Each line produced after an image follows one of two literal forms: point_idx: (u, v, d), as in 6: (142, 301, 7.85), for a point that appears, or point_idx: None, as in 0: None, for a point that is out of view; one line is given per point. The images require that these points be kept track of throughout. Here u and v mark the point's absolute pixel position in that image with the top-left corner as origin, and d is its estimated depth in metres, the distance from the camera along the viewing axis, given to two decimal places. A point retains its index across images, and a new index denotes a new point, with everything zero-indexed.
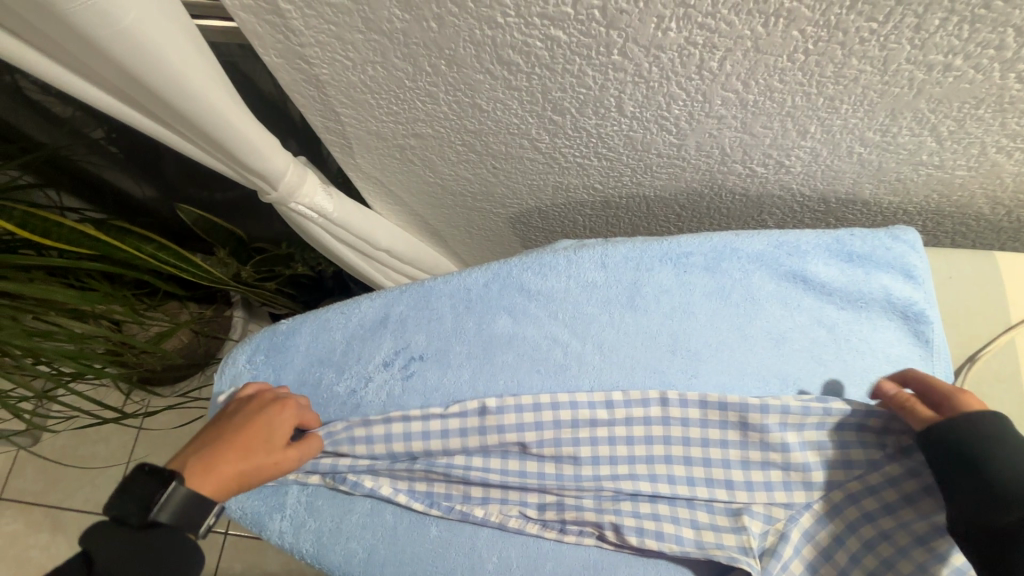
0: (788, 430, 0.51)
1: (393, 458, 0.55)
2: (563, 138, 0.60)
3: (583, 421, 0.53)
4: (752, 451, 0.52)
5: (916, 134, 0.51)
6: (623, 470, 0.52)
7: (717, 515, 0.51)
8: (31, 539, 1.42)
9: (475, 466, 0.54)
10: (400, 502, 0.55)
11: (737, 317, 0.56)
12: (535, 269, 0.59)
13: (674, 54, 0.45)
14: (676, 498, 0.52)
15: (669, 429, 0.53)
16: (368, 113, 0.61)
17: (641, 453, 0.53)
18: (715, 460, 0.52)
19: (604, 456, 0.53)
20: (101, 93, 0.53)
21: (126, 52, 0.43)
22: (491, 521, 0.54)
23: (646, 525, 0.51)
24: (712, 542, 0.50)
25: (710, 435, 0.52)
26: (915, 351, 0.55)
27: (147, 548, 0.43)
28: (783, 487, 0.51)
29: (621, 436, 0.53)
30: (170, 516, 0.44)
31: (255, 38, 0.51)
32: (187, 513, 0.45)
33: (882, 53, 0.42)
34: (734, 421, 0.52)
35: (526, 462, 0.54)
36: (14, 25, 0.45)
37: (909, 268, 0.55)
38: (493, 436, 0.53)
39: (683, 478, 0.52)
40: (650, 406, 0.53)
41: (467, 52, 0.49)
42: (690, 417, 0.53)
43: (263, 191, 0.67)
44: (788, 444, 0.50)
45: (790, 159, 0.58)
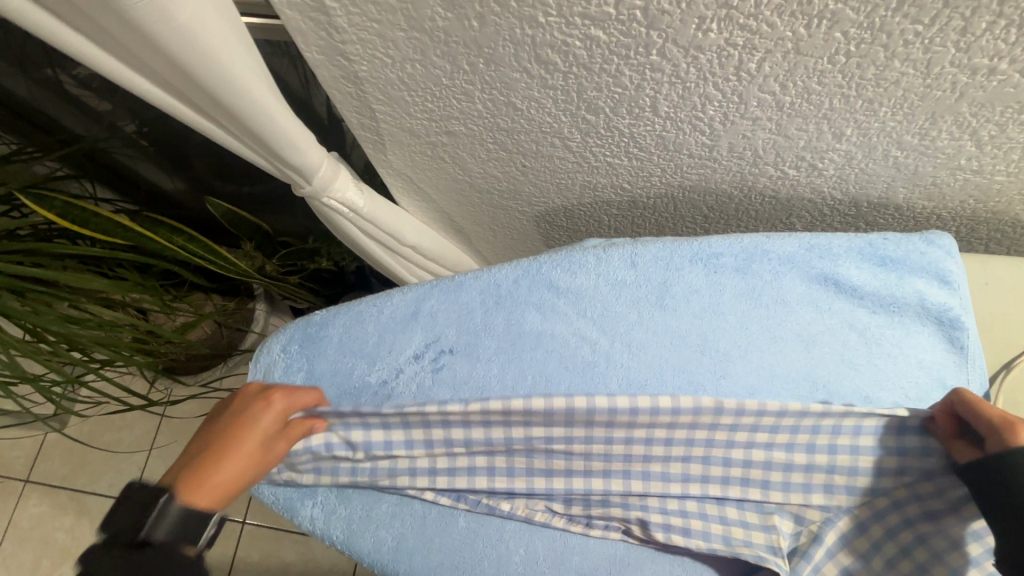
0: (841, 434, 0.50)
1: (414, 474, 0.56)
2: (595, 138, 0.61)
3: (620, 423, 0.51)
4: (797, 453, 0.51)
5: (956, 138, 0.51)
6: (656, 471, 0.53)
7: (747, 512, 0.52)
8: (58, 522, 1.47)
9: (499, 473, 0.55)
10: (428, 498, 0.56)
11: (768, 318, 0.56)
12: (565, 265, 0.59)
13: (713, 55, 0.46)
14: (706, 496, 0.53)
15: (714, 432, 0.51)
16: (403, 110, 0.62)
17: (679, 451, 0.52)
18: (755, 459, 0.52)
19: (637, 457, 0.53)
20: (150, 87, 0.54)
21: (180, 47, 0.44)
22: (517, 514, 0.54)
23: (673, 521, 0.52)
24: (740, 539, 0.51)
25: (759, 436, 0.51)
26: (948, 357, 0.55)
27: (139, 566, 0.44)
28: (823, 489, 0.51)
29: (660, 438, 0.52)
30: (164, 533, 0.46)
31: (298, 35, 0.52)
32: (181, 528, 0.47)
33: (925, 56, 0.42)
34: (794, 424, 0.50)
35: (552, 459, 0.54)
36: (75, 20, 0.46)
37: (944, 274, 0.55)
38: (518, 429, 0.53)
39: (719, 478, 0.53)
40: (703, 412, 0.49)
41: (506, 51, 0.49)
42: (742, 424, 0.50)
43: (296, 185, 0.69)
44: (837, 447, 0.50)
45: (823, 162, 0.58)
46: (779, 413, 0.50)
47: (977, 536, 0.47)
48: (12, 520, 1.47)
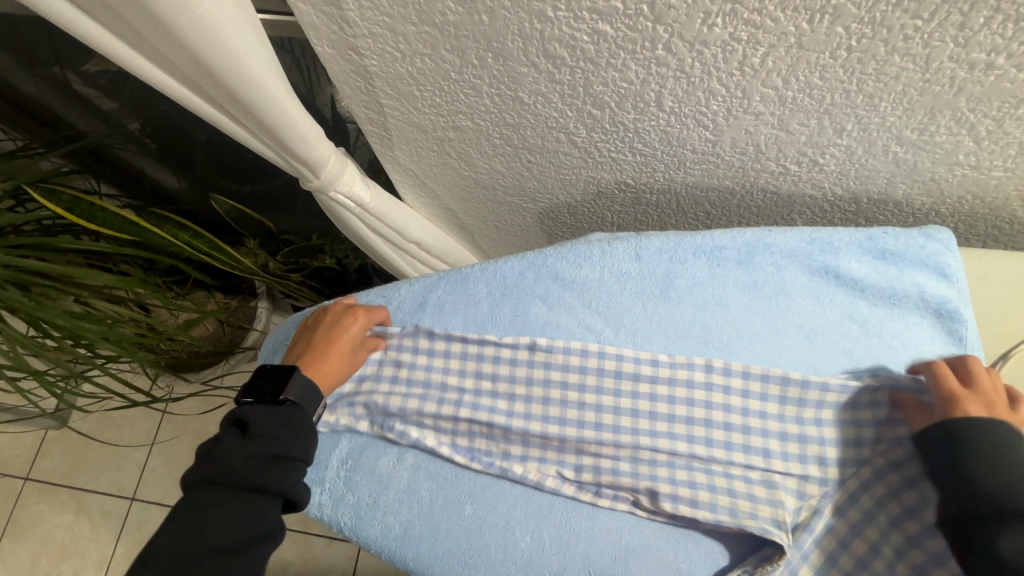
0: (823, 408, 0.53)
1: (441, 402, 0.57)
2: (600, 133, 0.62)
3: (627, 374, 0.55)
4: (789, 423, 0.54)
5: (954, 133, 0.52)
6: (662, 429, 0.54)
7: (754, 485, 0.52)
8: (57, 520, 1.46)
9: (517, 414, 0.56)
10: (443, 454, 0.56)
11: (771, 310, 0.57)
12: (570, 258, 0.60)
13: (718, 50, 0.47)
14: (713, 465, 0.54)
15: (711, 394, 0.55)
16: (411, 106, 0.63)
17: (682, 413, 0.55)
18: (753, 428, 0.54)
19: (644, 412, 0.55)
20: (169, 82, 0.55)
21: (199, 41, 0.46)
22: (529, 478, 0.55)
23: (681, 492, 0.53)
24: (746, 512, 0.51)
25: (751, 403, 0.54)
26: (948, 348, 0.56)
27: (280, 417, 0.52)
28: (816, 462, 0.52)
29: (663, 394, 0.55)
30: (294, 395, 0.54)
31: (310, 29, 0.53)
32: (305, 395, 0.54)
33: (925, 51, 0.43)
34: (778, 394, 0.54)
35: (567, 409, 0.56)
36: (100, 14, 0.48)
37: (943, 267, 0.55)
38: (540, 371, 0.56)
39: (722, 442, 0.54)
40: (695, 370, 0.55)
41: (515, 45, 0.51)
42: (733, 386, 0.55)
43: (304, 178, 0.70)
44: (821, 420, 0.53)
45: (824, 157, 0.59)
46: (764, 378, 0.54)
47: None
48: (11, 518, 1.47)
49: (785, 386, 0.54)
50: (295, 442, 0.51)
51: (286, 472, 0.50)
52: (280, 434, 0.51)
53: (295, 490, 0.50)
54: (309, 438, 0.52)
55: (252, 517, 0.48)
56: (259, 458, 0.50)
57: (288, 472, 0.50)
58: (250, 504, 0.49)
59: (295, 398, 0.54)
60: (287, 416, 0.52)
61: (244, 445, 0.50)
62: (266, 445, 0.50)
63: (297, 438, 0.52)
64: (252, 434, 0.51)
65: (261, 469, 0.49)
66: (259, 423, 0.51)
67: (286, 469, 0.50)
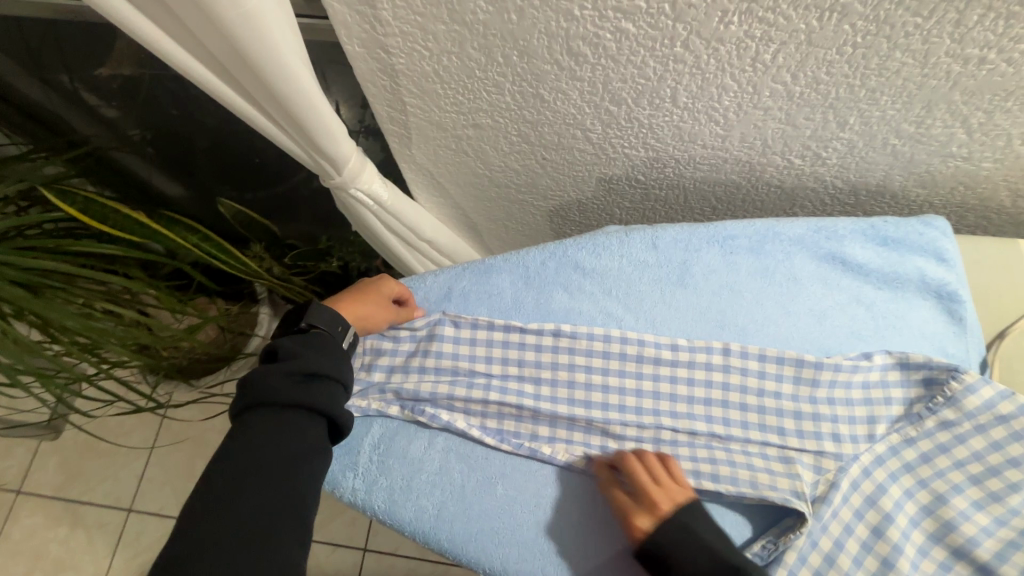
0: (835, 386, 0.56)
1: (470, 386, 0.58)
2: (615, 129, 0.65)
3: (648, 357, 0.58)
4: (803, 403, 0.56)
5: (948, 126, 0.56)
6: (682, 410, 0.57)
7: (771, 461, 0.55)
8: (51, 533, 1.43)
9: (545, 397, 0.58)
10: (473, 437, 0.57)
11: (783, 294, 0.60)
12: (589, 248, 0.62)
13: (733, 46, 0.50)
14: (732, 442, 0.56)
15: (729, 376, 0.57)
16: (434, 104, 0.65)
17: (700, 395, 0.57)
18: (768, 407, 0.56)
19: (665, 394, 0.57)
20: (202, 74, 0.56)
21: (245, 34, 0.48)
22: (558, 459, 0.56)
23: (703, 467, 0.55)
24: (766, 484, 0.53)
25: (767, 384, 0.57)
26: (949, 328, 0.59)
27: (307, 340, 0.56)
28: (831, 439, 0.55)
29: (683, 376, 0.57)
30: (319, 321, 0.58)
31: (342, 28, 0.56)
32: (330, 321, 0.58)
33: (924, 47, 0.47)
34: (792, 375, 0.57)
35: (592, 392, 0.58)
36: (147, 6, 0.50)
37: (942, 252, 0.59)
38: (565, 356, 0.58)
39: (739, 421, 0.56)
40: (714, 353, 0.58)
41: (540, 43, 0.53)
42: (750, 367, 0.57)
43: (326, 175, 0.72)
44: (834, 398, 0.56)
45: (827, 151, 0.62)
46: (779, 360, 0.57)
47: (995, 472, 0.51)
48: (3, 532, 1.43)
49: (798, 368, 0.56)
50: (327, 362, 0.55)
51: (322, 388, 0.54)
52: (312, 355, 0.55)
53: (332, 402, 0.54)
54: (340, 358, 0.57)
55: (298, 433, 0.52)
56: (294, 377, 0.53)
57: (327, 389, 0.54)
58: (294, 419, 0.53)
59: (322, 325, 0.58)
60: (314, 338, 0.56)
61: (278, 364, 0.54)
62: (298, 362, 0.54)
63: (327, 358, 0.56)
64: (285, 358, 0.54)
65: (299, 387, 0.53)
66: (289, 347, 0.55)
67: (323, 385, 0.54)
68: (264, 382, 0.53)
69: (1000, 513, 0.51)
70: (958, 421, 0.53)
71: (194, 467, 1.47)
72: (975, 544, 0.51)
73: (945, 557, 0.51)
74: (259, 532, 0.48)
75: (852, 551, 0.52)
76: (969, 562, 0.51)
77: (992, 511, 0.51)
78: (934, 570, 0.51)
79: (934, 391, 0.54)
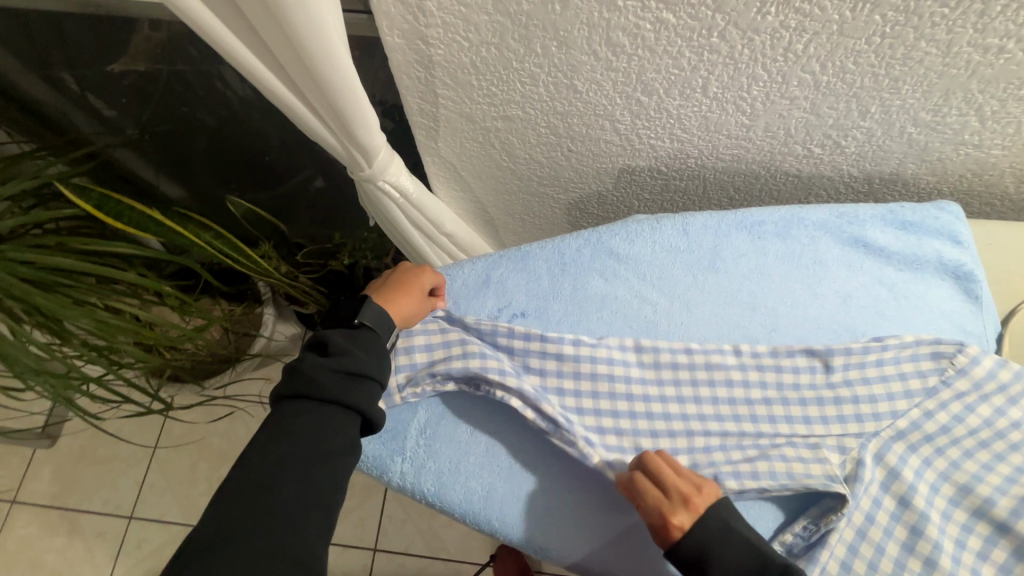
0: (849, 369, 0.57)
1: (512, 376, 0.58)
2: (644, 120, 0.67)
3: (665, 364, 0.59)
4: (823, 391, 0.57)
5: (963, 114, 0.59)
6: (706, 401, 0.58)
7: (800, 449, 0.55)
8: (47, 543, 1.39)
9: (570, 390, 0.58)
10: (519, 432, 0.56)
11: (809, 277, 0.63)
12: (623, 235, 0.64)
13: (767, 37, 0.52)
14: (761, 437, 0.57)
15: (747, 374, 0.58)
16: (466, 95, 0.66)
17: (721, 384, 0.58)
18: (793, 400, 0.57)
19: (687, 384, 0.58)
20: (248, 57, 0.57)
21: (298, 17, 0.49)
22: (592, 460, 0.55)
23: (742, 468, 0.55)
24: (801, 472, 0.54)
25: (785, 377, 0.58)
26: (967, 307, 0.62)
27: (354, 337, 0.55)
28: (853, 420, 0.56)
29: (700, 366, 0.58)
30: (370, 319, 0.56)
31: (384, 18, 0.57)
32: (380, 319, 0.57)
33: (947, 37, 0.50)
34: (808, 365, 0.58)
35: (619, 401, 0.58)
36: None
37: (956, 235, 0.62)
38: (585, 350, 0.59)
39: (766, 416, 0.57)
40: (727, 356, 0.59)
41: (581, 33, 0.55)
42: (765, 360, 0.58)
43: (356, 166, 0.72)
44: (852, 380, 0.57)
45: (846, 140, 0.65)
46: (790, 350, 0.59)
47: (1000, 434, 0.54)
48: None
49: (811, 356, 0.58)
50: (371, 362, 0.54)
51: (364, 391, 0.53)
52: (359, 355, 0.54)
53: (371, 407, 0.53)
54: (384, 361, 0.55)
55: (332, 430, 0.52)
56: (339, 375, 0.53)
57: (365, 391, 0.53)
58: (334, 416, 0.52)
59: (371, 323, 0.57)
60: (364, 337, 0.55)
61: (325, 359, 0.53)
62: (344, 362, 0.53)
63: (373, 361, 0.54)
64: (331, 352, 0.54)
65: (340, 385, 0.52)
66: (339, 343, 0.54)
67: (364, 388, 0.54)
68: (310, 375, 0.53)
69: (1009, 471, 0.53)
70: (969, 391, 0.55)
71: (196, 473, 1.45)
72: (992, 504, 0.53)
73: (966, 518, 0.54)
74: (280, 523, 0.48)
75: (882, 522, 0.54)
76: (988, 521, 0.53)
77: (1002, 470, 0.54)
78: (958, 533, 0.54)
79: (943, 363, 0.56)
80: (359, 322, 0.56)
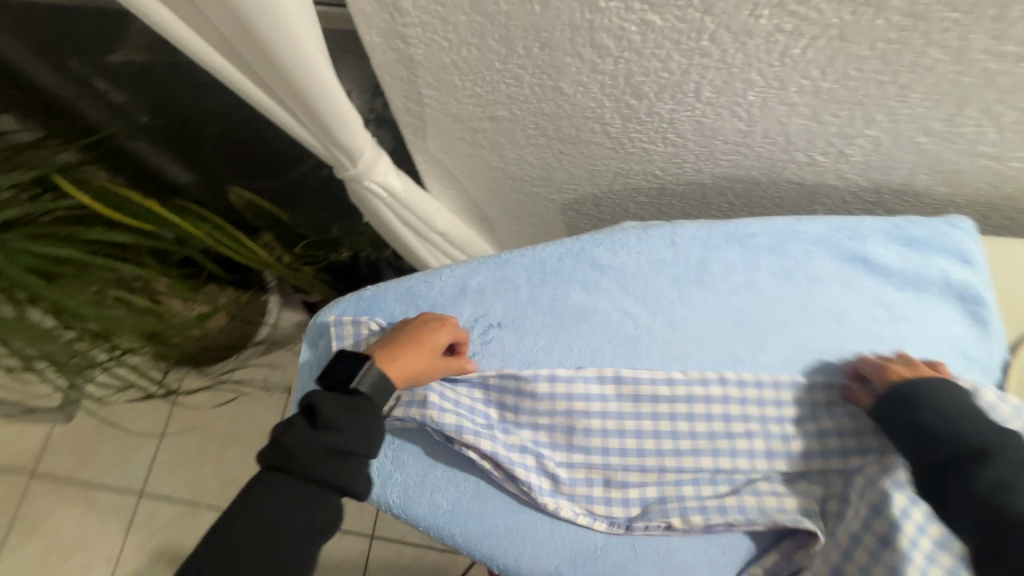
0: (832, 403, 0.56)
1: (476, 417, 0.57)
2: (635, 123, 0.64)
3: (644, 396, 0.56)
4: (803, 422, 0.56)
5: (979, 125, 0.54)
6: (684, 429, 0.56)
7: (780, 489, 0.55)
8: (64, 516, 1.45)
9: (542, 410, 0.57)
10: (485, 449, 0.55)
11: (804, 296, 0.60)
12: (606, 245, 0.62)
13: (761, 41, 0.49)
14: (735, 472, 0.56)
15: (729, 407, 0.56)
16: (450, 94, 0.64)
17: (701, 412, 0.56)
18: (777, 432, 0.56)
19: (665, 412, 0.56)
20: (216, 57, 0.57)
21: (262, 19, 0.49)
22: (560, 514, 0.56)
23: (709, 504, 0.55)
24: (773, 508, 0.54)
25: (768, 410, 0.56)
26: (972, 332, 0.58)
27: (347, 407, 0.51)
28: (838, 456, 0.55)
29: (682, 395, 0.56)
30: (367, 386, 0.52)
31: (361, 17, 0.55)
32: (379, 386, 0.53)
33: (960, 44, 0.46)
34: (792, 398, 0.56)
35: (591, 420, 0.56)
36: None
37: (967, 254, 0.58)
38: (561, 389, 0.56)
39: (745, 451, 0.56)
40: (710, 385, 0.56)
41: (563, 35, 0.52)
42: (749, 395, 0.56)
43: (340, 166, 0.71)
44: (831, 414, 0.56)
45: (851, 148, 0.61)
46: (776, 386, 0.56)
47: None
48: (17, 513, 1.45)
49: (796, 389, 0.56)
50: (361, 440, 0.50)
51: (351, 467, 0.49)
52: (347, 429, 0.49)
53: (355, 485, 0.50)
54: (375, 434, 0.51)
55: (310, 511, 0.49)
56: (324, 451, 0.49)
57: (351, 469, 0.49)
58: (313, 493, 0.49)
59: (367, 390, 0.52)
60: (357, 406, 0.51)
61: (313, 431, 0.49)
62: (330, 436, 0.49)
63: (362, 435, 0.50)
64: (320, 423, 0.50)
65: (326, 463, 0.49)
66: (328, 413, 0.50)
67: (350, 465, 0.50)
68: (291, 446, 0.49)
69: None
70: None
71: (204, 454, 1.49)
72: None
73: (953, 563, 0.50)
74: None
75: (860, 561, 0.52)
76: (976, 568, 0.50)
77: None
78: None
79: None
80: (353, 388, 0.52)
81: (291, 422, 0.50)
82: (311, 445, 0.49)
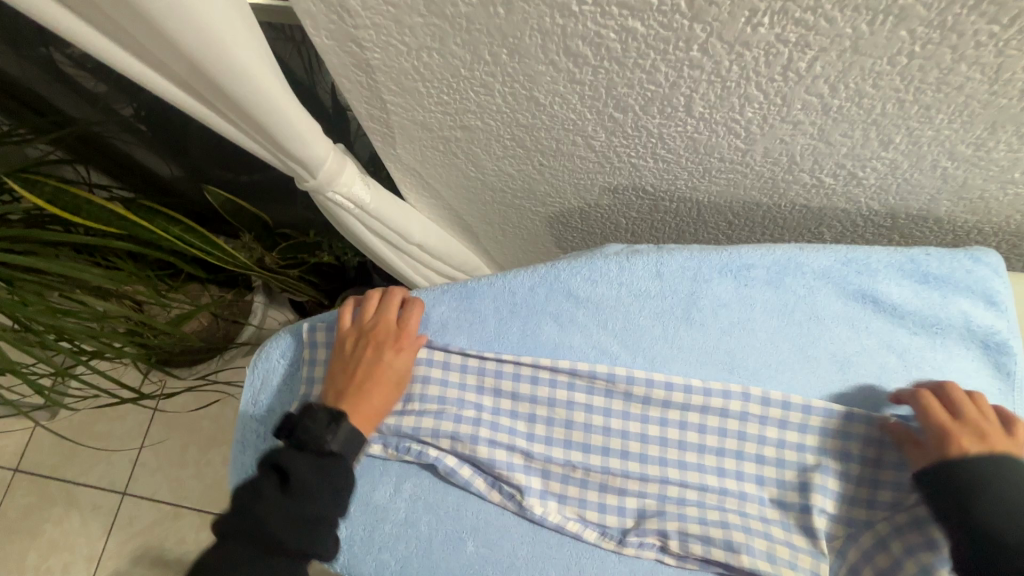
0: (849, 441, 0.53)
1: (458, 420, 0.57)
2: (621, 137, 0.57)
3: (656, 400, 0.55)
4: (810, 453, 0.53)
5: (1014, 150, 0.47)
6: (692, 442, 0.55)
7: (795, 535, 0.53)
8: (46, 513, 1.43)
9: (541, 397, 0.56)
10: (465, 477, 0.57)
11: (801, 335, 0.55)
12: (586, 274, 0.57)
13: (760, 52, 0.42)
14: (745, 494, 0.54)
15: (746, 424, 0.54)
16: (416, 102, 0.58)
17: (714, 424, 0.54)
18: (790, 462, 0.54)
19: (675, 420, 0.55)
20: (134, 64, 0.51)
21: (186, 36, 0.43)
22: (549, 520, 0.55)
23: (714, 533, 0.53)
24: (786, 560, 0.51)
25: (788, 434, 0.53)
26: (994, 382, 0.53)
27: (321, 469, 0.51)
28: (859, 501, 0.53)
29: (697, 405, 0.54)
30: (340, 446, 0.52)
31: (307, 17, 0.49)
32: (350, 442, 0.53)
33: (997, 60, 0.39)
34: (819, 425, 0.53)
35: (592, 414, 0.56)
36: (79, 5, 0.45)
37: (991, 294, 0.53)
38: (563, 390, 0.56)
39: (752, 476, 0.54)
40: (732, 398, 0.54)
41: (534, 40, 0.45)
42: (772, 416, 0.53)
43: (300, 179, 0.65)
44: (846, 445, 0.53)
45: (864, 170, 0.54)
46: (805, 410, 0.53)
47: None
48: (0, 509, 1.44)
49: (827, 419, 0.53)
50: (333, 505, 0.50)
51: (324, 534, 0.49)
52: (321, 494, 0.50)
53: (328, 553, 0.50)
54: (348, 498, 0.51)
55: None
56: (297, 518, 0.48)
57: (324, 536, 0.49)
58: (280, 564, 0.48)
59: (339, 448, 0.52)
60: (331, 468, 0.51)
61: (285, 498, 0.49)
62: (305, 503, 0.49)
63: (335, 500, 0.50)
64: (292, 489, 0.49)
65: (298, 531, 0.48)
66: (302, 477, 0.50)
67: (322, 532, 0.49)
68: (262, 516, 0.48)
69: None
70: None
71: (187, 455, 1.46)
72: None
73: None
74: None
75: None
76: None
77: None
78: None
79: None
80: (327, 448, 0.52)
81: (259, 486, 0.50)
82: (284, 513, 0.48)
